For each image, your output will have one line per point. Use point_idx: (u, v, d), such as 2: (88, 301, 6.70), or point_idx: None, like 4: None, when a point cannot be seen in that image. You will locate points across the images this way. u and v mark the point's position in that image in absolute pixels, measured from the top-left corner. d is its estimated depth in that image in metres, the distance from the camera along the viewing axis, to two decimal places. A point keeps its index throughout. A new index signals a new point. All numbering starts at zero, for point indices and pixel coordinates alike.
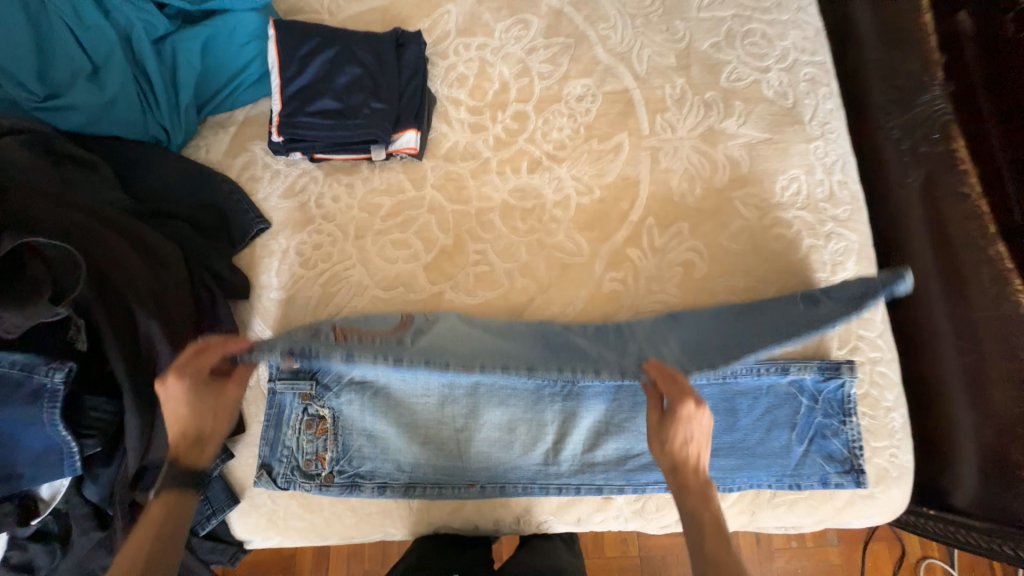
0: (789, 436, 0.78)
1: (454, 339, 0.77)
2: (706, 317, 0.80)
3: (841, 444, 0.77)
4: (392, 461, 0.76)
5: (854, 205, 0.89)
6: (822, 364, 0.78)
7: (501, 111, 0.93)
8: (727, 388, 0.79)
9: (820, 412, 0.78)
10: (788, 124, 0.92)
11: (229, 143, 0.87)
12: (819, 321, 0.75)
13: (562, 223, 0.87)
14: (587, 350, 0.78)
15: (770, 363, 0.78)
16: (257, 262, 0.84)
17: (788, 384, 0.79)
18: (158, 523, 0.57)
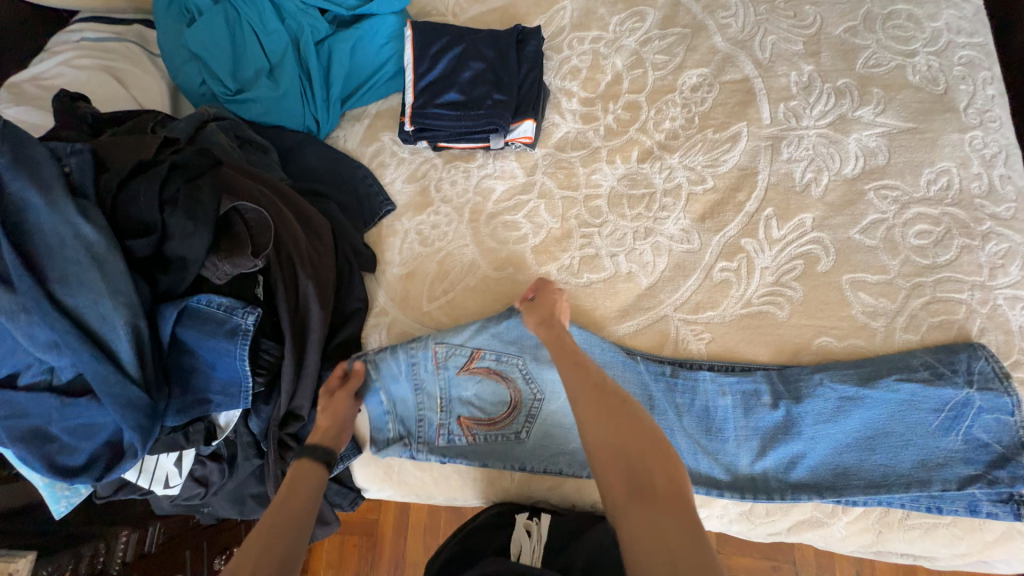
0: (935, 458, 0.69)
1: (564, 427, 0.78)
2: (829, 410, 0.72)
3: (1008, 474, 0.66)
4: (500, 454, 0.78)
5: (1019, 203, 0.79)
6: (981, 377, 0.69)
7: (613, 101, 0.94)
8: (863, 403, 0.72)
9: (981, 432, 0.68)
10: (938, 113, 0.83)
11: (364, 133, 0.98)
12: (966, 447, 0.68)
13: (672, 212, 0.87)
14: (690, 453, 0.75)
15: (919, 384, 0.70)
16: (383, 239, 0.93)
17: (948, 403, 0.69)
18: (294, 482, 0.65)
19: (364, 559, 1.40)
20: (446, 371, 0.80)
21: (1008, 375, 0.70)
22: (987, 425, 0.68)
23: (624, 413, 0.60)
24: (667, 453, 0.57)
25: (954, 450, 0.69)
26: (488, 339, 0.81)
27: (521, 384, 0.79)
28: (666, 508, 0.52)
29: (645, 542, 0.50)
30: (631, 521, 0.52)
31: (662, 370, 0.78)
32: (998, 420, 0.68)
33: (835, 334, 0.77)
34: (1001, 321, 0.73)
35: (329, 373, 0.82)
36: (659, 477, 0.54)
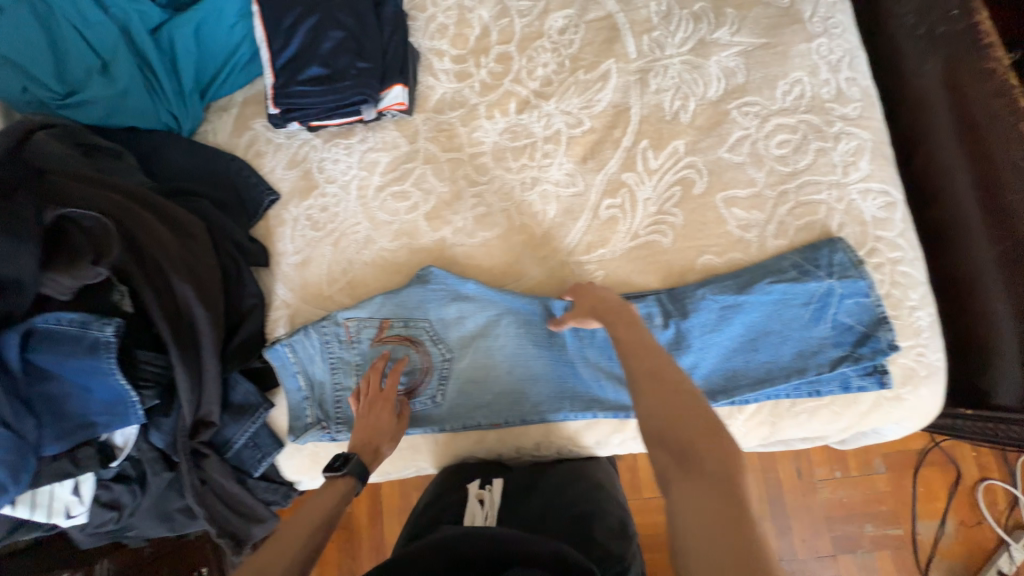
0: (806, 346, 0.76)
1: (477, 381, 0.80)
2: (713, 320, 0.77)
3: (871, 350, 0.73)
4: (419, 420, 0.79)
5: (865, 101, 0.84)
6: (837, 266, 0.76)
7: (484, 55, 0.93)
8: (740, 309, 0.77)
9: (845, 315, 0.75)
10: (786, 25, 0.87)
11: (233, 124, 0.94)
12: (835, 332, 0.75)
13: (554, 157, 0.88)
14: (591, 381, 0.80)
15: (786, 282, 0.76)
16: (272, 231, 0.90)
17: (813, 295, 0.76)
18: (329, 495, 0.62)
19: (345, 551, 1.43)
20: (359, 348, 0.80)
21: (862, 263, 0.76)
22: (851, 307, 0.75)
23: (687, 397, 0.51)
24: (727, 438, 0.48)
25: (824, 336, 0.75)
26: (393, 309, 0.81)
27: (431, 348, 0.80)
28: (717, 498, 0.44)
29: (694, 535, 0.43)
30: (680, 506, 0.45)
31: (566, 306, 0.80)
32: (858, 303, 0.75)
33: (714, 252, 0.81)
34: (857, 214, 0.80)
35: (234, 373, 0.80)
36: (710, 461, 0.46)
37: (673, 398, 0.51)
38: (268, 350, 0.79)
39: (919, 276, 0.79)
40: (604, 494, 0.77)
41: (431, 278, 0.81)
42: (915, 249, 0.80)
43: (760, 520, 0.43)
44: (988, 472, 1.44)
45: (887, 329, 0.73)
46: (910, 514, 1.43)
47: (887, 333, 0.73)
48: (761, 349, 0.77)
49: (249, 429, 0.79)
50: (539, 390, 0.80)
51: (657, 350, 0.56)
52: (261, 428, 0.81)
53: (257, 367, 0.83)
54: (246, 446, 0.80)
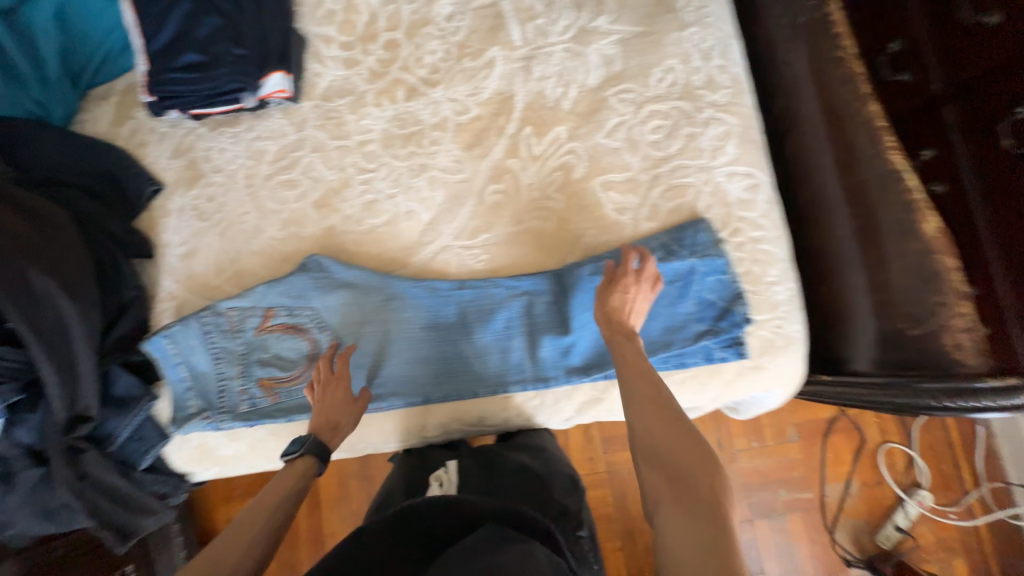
0: (672, 321, 0.80)
1: (363, 365, 0.81)
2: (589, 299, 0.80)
3: (729, 322, 0.79)
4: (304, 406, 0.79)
5: (733, 88, 0.89)
6: (699, 245, 0.80)
7: (372, 42, 0.93)
8: None
9: (707, 291, 0.80)
10: (661, 15, 0.91)
11: (114, 113, 0.91)
12: (698, 307, 0.80)
13: (441, 144, 0.89)
14: (476, 363, 0.81)
15: (654, 260, 0.80)
16: (157, 222, 0.88)
17: (679, 272, 0.80)
18: (289, 479, 0.66)
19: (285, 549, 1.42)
20: (243, 337, 0.80)
21: (722, 242, 0.82)
22: (712, 283, 0.80)
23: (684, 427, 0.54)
24: (717, 467, 0.51)
25: (688, 311, 0.80)
26: (278, 297, 0.81)
27: (318, 334, 0.80)
28: (697, 524, 0.47)
29: (672, 552, 0.46)
30: (665, 528, 0.48)
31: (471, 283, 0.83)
32: (719, 281, 0.80)
33: (592, 235, 0.84)
34: (723, 195, 0.84)
35: (113, 367, 0.79)
36: (703, 487, 0.49)
37: (670, 423, 0.54)
38: (146, 343, 0.78)
39: (780, 253, 0.84)
40: (551, 455, 0.89)
41: (319, 265, 0.82)
42: (778, 228, 0.85)
43: (740, 544, 0.46)
44: (888, 436, 1.51)
45: (743, 302, 0.79)
46: (819, 478, 1.49)
47: (743, 306, 0.79)
48: None
49: (132, 421, 0.78)
50: (468, 361, 0.81)
51: (656, 382, 0.59)
52: (145, 420, 0.80)
53: (139, 360, 0.81)
54: (131, 439, 0.80)
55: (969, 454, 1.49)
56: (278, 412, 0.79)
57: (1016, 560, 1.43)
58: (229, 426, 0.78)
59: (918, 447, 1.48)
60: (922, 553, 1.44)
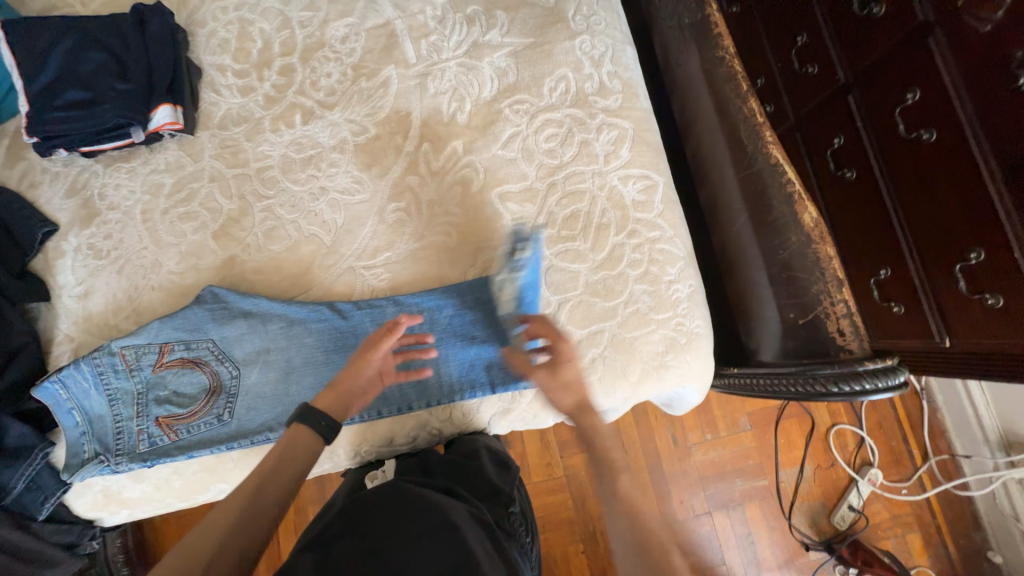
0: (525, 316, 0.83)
1: (266, 395, 0.80)
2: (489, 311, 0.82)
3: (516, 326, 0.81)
4: (207, 440, 0.78)
5: (625, 93, 0.90)
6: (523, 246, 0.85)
7: (267, 68, 0.93)
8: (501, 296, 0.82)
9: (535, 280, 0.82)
10: (551, 25, 0.92)
11: (5, 156, 0.90)
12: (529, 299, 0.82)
13: (340, 165, 0.89)
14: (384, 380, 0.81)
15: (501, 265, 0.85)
16: (51, 265, 0.86)
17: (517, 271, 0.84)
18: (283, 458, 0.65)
19: None
20: (140, 376, 0.79)
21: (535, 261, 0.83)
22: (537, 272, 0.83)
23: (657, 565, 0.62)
24: None
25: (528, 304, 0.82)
26: (174, 333, 0.80)
27: (219, 367, 0.80)
28: None
29: None
30: None
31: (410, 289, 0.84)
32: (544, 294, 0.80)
33: (492, 246, 0.85)
34: (618, 199, 0.86)
35: (5, 419, 0.76)
36: None
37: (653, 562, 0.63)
38: (34, 389, 0.75)
39: (677, 252, 0.85)
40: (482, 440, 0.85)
41: (216, 296, 0.81)
42: (675, 227, 0.87)
43: None
44: (838, 418, 1.43)
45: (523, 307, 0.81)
46: (774, 464, 1.40)
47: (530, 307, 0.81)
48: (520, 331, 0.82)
49: (27, 473, 0.76)
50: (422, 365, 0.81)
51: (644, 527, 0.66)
52: (42, 470, 0.78)
53: (33, 409, 0.80)
54: (28, 490, 0.77)
55: (919, 428, 1.42)
56: (177, 450, 0.77)
57: (973, 533, 1.36)
58: (128, 469, 0.77)
59: (865, 426, 1.42)
60: (878, 530, 1.37)
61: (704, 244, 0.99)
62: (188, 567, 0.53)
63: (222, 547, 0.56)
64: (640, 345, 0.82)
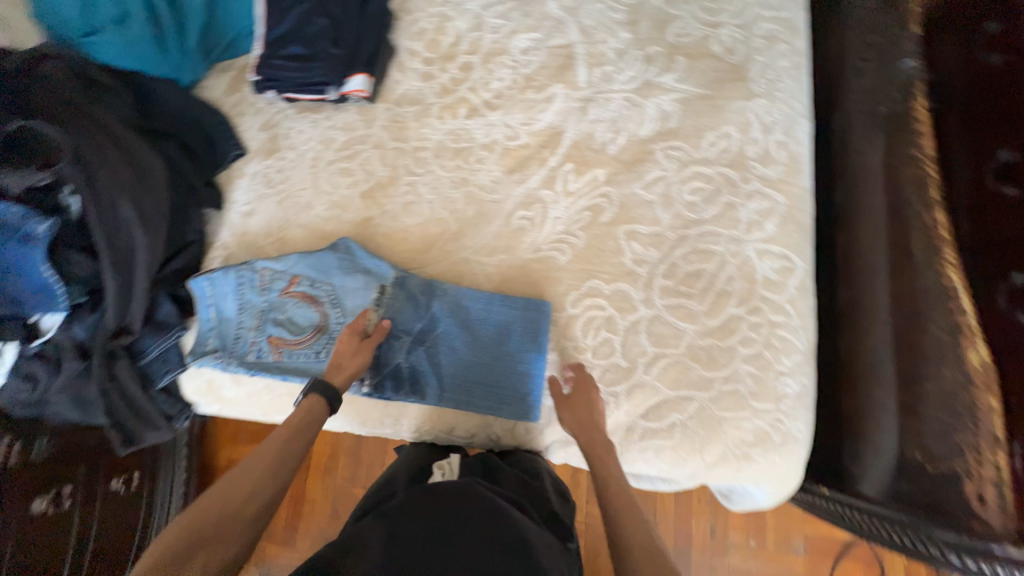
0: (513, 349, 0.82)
1: None
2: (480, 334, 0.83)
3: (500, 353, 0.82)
4: (301, 369, 0.86)
5: (788, 166, 0.86)
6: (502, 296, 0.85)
7: (450, 62, 1.01)
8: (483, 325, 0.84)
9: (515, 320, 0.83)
10: (729, 81, 0.90)
11: (228, 85, 1.07)
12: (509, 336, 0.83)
13: (486, 162, 0.94)
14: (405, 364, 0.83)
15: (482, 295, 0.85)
16: (232, 181, 1.01)
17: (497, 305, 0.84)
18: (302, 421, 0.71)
19: (286, 519, 1.37)
20: (267, 295, 0.89)
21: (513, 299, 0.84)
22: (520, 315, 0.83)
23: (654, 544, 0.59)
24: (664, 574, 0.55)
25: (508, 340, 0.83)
26: (305, 268, 0.89)
27: (330, 310, 0.88)
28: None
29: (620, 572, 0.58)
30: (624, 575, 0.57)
31: (419, 284, 0.85)
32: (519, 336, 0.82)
33: (603, 278, 0.84)
34: (749, 271, 0.81)
35: (160, 294, 0.91)
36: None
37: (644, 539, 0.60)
38: (190, 281, 0.88)
39: (797, 344, 0.79)
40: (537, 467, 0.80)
41: (348, 248, 0.90)
42: (802, 318, 0.80)
43: None
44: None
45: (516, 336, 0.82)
46: None
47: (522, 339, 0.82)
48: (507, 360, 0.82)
49: (162, 344, 0.89)
50: (422, 362, 0.83)
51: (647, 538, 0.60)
52: (172, 347, 0.91)
53: (183, 294, 0.93)
54: (157, 359, 0.91)
55: None
56: (274, 369, 0.86)
57: None
58: (235, 370, 0.87)
59: None
60: None
61: (825, 345, 0.90)
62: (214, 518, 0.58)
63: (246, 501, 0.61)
64: (728, 428, 0.76)
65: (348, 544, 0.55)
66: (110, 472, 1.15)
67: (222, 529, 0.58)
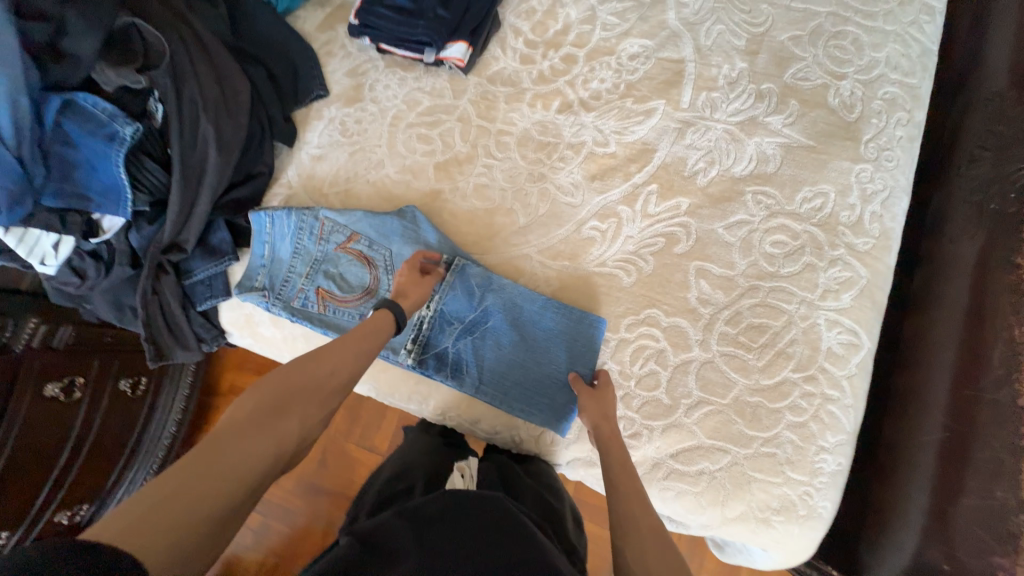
0: (559, 359, 0.81)
1: None
2: (530, 337, 0.82)
3: (547, 360, 0.81)
4: (343, 327, 0.85)
5: (878, 241, 0.82)
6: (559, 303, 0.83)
7: (553, 50, 0.97)
8: (534, 328, 0.82)
9: (568, 331, 0.81)
10: (839, 138, 0.86)
11: (321, 21, 1.04)
12: (558, 346, 0.81)
13: (568, 163, 0.91)
14: (448, 350, 0.82)
15: (540, 299, 0.83)
16: (307, 121, 0.99)
17: (553, 312, 0.82)
18: (370, 333, 0.70)
19: None
20: (324, 246, 0.88)
21: (570, 310, 0.82)
22: (574, 327, 0.81)
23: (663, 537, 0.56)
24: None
25: (556, 349, 0.81)
26: (366, 228, 0.88)
27: (383, 275, 0.86)
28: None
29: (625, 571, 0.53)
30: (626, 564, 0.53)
31: (478, 274, 0.84)
32: (568, 348, 0.81)
33: (664, 309, 0.82)
34: (814, 338, 0.79)
35: (218, 220, 0.89)
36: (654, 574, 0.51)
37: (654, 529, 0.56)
38: (252, 213, 0.88)
39: (846, 423, 0.77)
40: (558, 496, 0.77)
41: (413, 218, 0.88)
42: (856, 398, 0.78)
43: None
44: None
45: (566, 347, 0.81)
46: None
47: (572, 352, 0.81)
48: (551, 368, 0.81)
49: (209, 269, 0.89)
50: (465, 350, 0.82)
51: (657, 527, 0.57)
52: (219, 274, 0.90)
53: (240, 224, 0.92)
54: (202, 282, 0.90)
55: None
56: (316, 320, 0.85)
57: None
58: (276, 313, 0.86)
59: None
60: None
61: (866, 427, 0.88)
62: (285, 411, 0.56)
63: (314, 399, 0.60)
64: (755, 489, 0.75)
65: (371, 539, 0.56)
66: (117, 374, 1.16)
67: (291, 421, 0.56)
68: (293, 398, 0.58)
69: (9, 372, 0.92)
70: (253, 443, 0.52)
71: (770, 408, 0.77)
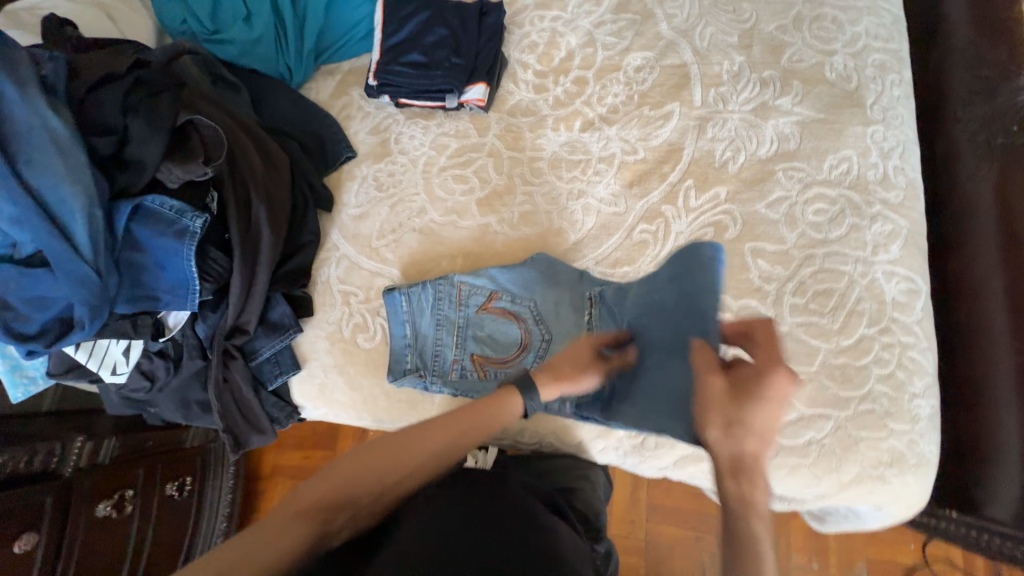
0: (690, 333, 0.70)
1: None
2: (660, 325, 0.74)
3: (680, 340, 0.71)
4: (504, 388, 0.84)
5: (908, 192, 0.88)
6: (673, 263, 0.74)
7: (563, 76, 1.03)
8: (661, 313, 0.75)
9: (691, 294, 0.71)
10: (846, 107, 0.93)
11: (334, 88, 1.07)
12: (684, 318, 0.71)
13: (604, 176, 0.95)
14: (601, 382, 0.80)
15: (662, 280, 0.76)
16: (341, 183, 1.00)
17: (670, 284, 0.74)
18: (467, 422, 0.66)
19: None
20: (465, 310, 0.87)
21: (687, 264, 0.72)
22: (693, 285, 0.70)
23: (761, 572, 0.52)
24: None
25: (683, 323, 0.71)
26: (503, 282, 0.88)
27: (531, 325, 0.85)
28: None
29: None
30: None
31: (611, 294, 0.83)
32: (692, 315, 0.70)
33: (732, 293, 0.85)
34: (877, 292, 0.83)
35: (276, 295, 0.88)
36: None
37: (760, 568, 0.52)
38: (385, 291, 0.88)
39: (928, 365, 0.80)
40: (590, 483, 0.88)
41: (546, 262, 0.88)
42: (930, 340, 0.82)
43: None
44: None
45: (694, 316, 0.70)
46: None
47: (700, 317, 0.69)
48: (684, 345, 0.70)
49: (275, 346, 0.87)
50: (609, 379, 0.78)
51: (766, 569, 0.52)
52: (285, 349, 0.89)
53: (297, 295, 0.91)
54: (269, 360, 0.89)
55: None
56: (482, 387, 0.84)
57: None
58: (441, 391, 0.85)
59: None
60: None
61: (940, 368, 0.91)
62: (346, 504, 0.58)
63: (382, 492, 0.60)
64: (864, 447, 0.77)
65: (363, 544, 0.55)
66: (166, 478, 1.09)
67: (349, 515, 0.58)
68: (361, 488, 0.59)
69: (61, 498, 0.88)
70: (294, 532, 0.55)
71: (855, 365, 0.80)
